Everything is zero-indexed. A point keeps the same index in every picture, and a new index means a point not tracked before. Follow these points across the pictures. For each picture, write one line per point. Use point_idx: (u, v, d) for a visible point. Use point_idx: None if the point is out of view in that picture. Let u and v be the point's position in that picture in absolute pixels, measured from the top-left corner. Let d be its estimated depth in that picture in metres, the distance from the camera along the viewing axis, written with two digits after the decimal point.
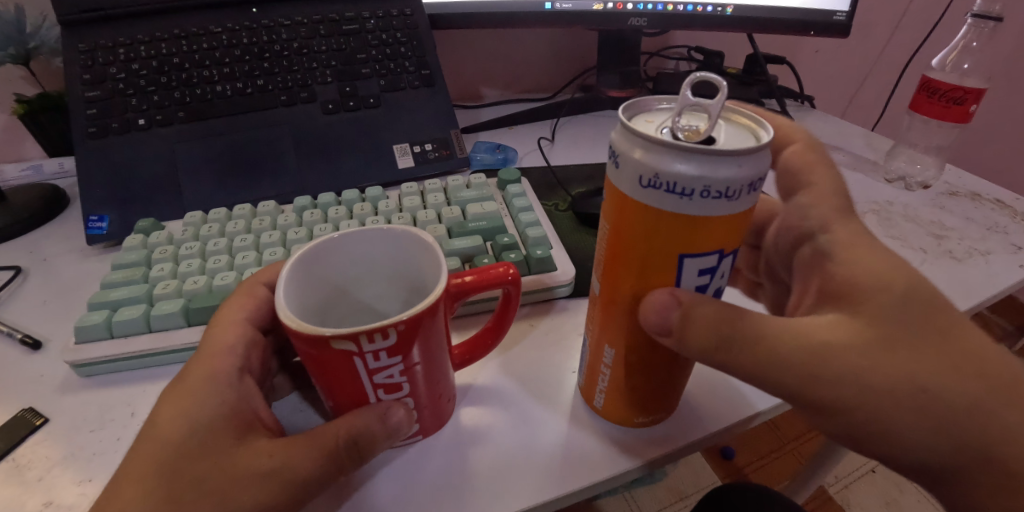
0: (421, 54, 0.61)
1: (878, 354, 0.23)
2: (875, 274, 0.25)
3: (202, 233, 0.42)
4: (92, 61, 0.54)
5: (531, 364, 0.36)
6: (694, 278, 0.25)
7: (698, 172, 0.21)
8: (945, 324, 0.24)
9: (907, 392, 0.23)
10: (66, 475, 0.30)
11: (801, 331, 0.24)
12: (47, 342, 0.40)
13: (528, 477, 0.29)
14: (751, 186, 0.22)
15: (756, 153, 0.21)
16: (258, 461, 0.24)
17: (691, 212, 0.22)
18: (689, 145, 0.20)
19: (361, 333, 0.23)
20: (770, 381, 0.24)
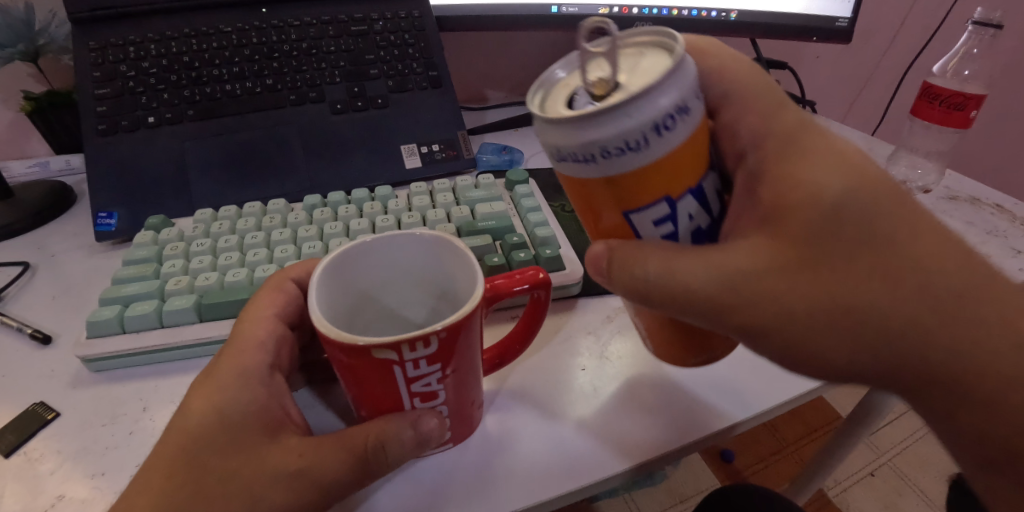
0: (428, 56, 0.61)
1: (784, 278, 0.24)
2: (803, 191, 0.24)
3: (213, 231, 0.42)
4: (102, 59, 0.54)
5: (542, 364, 0.36)
6: (653, 229, 0.25)
7: (593, 137, 0.21)
8: (877, 235, 0.24)
9: (821, 313, 0.24)
10: (79, 468, 0.30)
11: (720, 259, 0.24)
12: (57, 337, 0.40)
13: (538, 475, 0.29)
14: (659, 125, 0.21)
15: (648, 96, 0.21)
16: (287, 459, 0.24)
17: (604, 172, 0.23)
18: (575, 116, 0.21)
19: (403, 341, 0.22)
20: (689, 309, 0.25)
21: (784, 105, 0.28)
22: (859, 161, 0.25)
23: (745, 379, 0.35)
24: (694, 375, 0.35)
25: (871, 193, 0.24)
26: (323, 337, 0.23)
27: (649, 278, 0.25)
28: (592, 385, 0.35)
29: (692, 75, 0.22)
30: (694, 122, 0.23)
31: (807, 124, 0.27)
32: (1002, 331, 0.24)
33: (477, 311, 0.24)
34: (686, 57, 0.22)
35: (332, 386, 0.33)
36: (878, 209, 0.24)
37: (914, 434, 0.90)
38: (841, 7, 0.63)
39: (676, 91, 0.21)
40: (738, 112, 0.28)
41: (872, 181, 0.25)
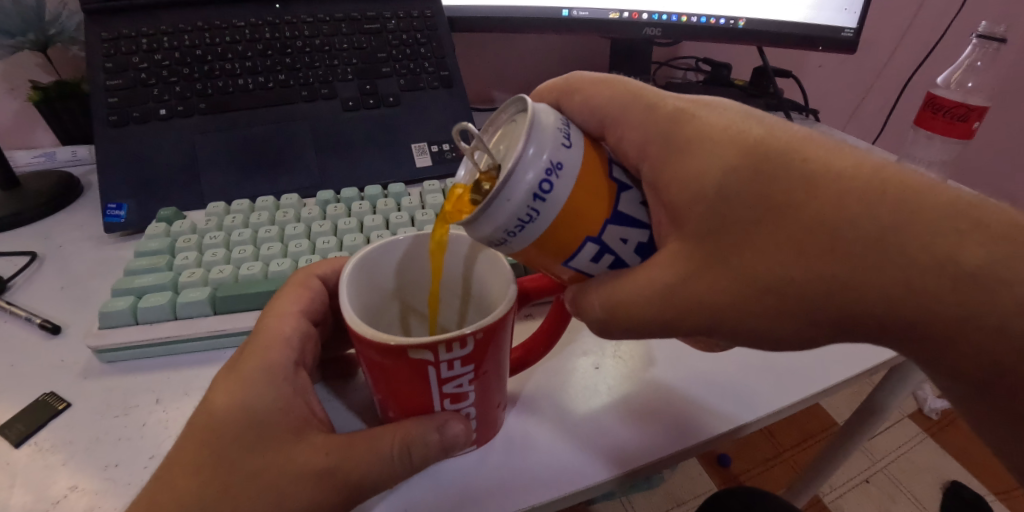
0: (440, 56, 0.61)
1: (695, 272, 0.24)
2: (688, 189, 0.24)
3: (226, 224, 0.42)
4: (115, 50, 0.54)
5: (551, 366, 0.37)
6: (589, 264, 0.26)
7: (493, 227, 0.23)
8: (765, 205, 0.23)
9: (748, 300, 0.24)
10: (89, 460, 0.30)
11: (650, 274, 0.25)
12: (66, 327, 0.39)
13: (549, 474, 0.30)
14: (537, 193, 0.23)
15: (513, 175, 0.22)
16: (314, 458, 0.24)
17: (523, 244, 0.24)
18: (470, 218, 0.23)
19: (440, 342, 0.22)
20: (645, 330, 0.26)
21: (658, 101, 0.27)
22: (744, 133, 0.25)
23: (746, 383, 0.36)
24: (700, 377, 0.36)
25: (754, 164, 0.24)
26: (358, 336, 0.23)
27: (599, 310, 0.27)
28: (601, 384, 0.35)
29: (552, 125, 0.24)
30: (575, 165, 0.24)
31: (685, 113, 0.26)
32: (943, 260, 0.21)
33: (509, 314, 0.24)
34: (539, 111, 0.24)
35: (346, 382, 0.33)
36: (761, 184, 0.23)
37: (909, 442, 0.90)
38: (848, 17, 0.64)
39: (540, 154, 0.23)
40: (619, 131, 0.27)
41: (755, 149, 0.24)
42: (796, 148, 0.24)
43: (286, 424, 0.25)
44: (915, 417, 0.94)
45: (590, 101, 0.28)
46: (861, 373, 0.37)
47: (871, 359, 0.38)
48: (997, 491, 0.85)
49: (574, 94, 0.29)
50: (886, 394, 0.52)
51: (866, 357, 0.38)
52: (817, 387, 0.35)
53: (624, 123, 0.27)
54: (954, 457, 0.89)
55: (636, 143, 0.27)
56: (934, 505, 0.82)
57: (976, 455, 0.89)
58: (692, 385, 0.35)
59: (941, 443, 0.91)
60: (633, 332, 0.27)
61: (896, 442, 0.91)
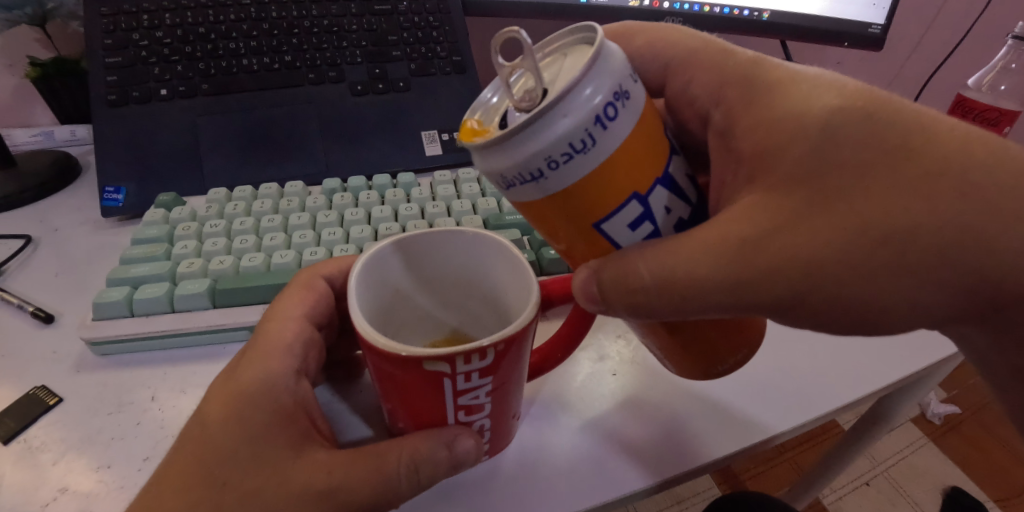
0: (453, 40, 0.58)
1: (790, 224, 0.21)
2: (787, 126, 0.22)
3: (227, 212, 0.40)
4: (114, 27, 0.52)
5: (566, 375, 0.34)
6: (627, 236, 0.23)
7: (531, 152, 0.19)
8: (883, 147, 0.21)
9: (855, 254, 0.21)
10: (80, 460, 0.28)
11: (730, 229, 0.22)
12: (60, 316, 0.38)
13: (573, 483, 0.28)
14: (600, 116, 0.19)
15: (578, 85, 0.19)
16: (314, 475, 0.22)
17: (560, 183, 0.20)
18: (505, 134, 0.19)
19: (457, 354, 0.20)
20: (706, 302, 0.22)
21: (733, 51, 0.26)
22: (845, 83, 0.24)
23: (773, 392, 0.33)
24: (723, 381, 0.34)
25: (862, 107, 0.22)
26: (369, 346, 0.21)
27: (645, 281, 0.23)
28: (617, 389, 0.33)
29: (622, 58, 0.21)
30: (639, 106, 0.21)
31: (767, 60, 0.25)
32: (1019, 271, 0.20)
33: (532, 322, 0.22)
34: (610, 41, 0.21)
35: (352, 383, 0.31)
36: (843, 132, 0.22)
37: (912, 446, 0.89)
38: (876, 13, 0.61)
39: (607, 76, 0.19)
40: (688, 75, 0.28)
41: (862, 95, 0.23)
42: (895, 100, 0.23)
43: (287, 436, 0.23)
44: (918, 421, 0.93)
45: (653, 46, 0.29)
46: (893, 383, 0.34)
47: (909, 364, 0.35)
48: (997, 498, 0.83)
49: (635, 37, 0.29)
50: (895, 404, 0.49)
51: (898, 367, 0.35)
52: (847, 397, 0.33)
53: (689, 68, 0.28)
54: (956, 463, 0.87)
55: (704, 86, 0.27)
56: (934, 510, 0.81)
57: (978, 462, 0.88)
58: (715, 389, 0.33)
59: (942, 448, 0.89)
60: (683, 309, 0.23)
61: (898, 445, 0.89)
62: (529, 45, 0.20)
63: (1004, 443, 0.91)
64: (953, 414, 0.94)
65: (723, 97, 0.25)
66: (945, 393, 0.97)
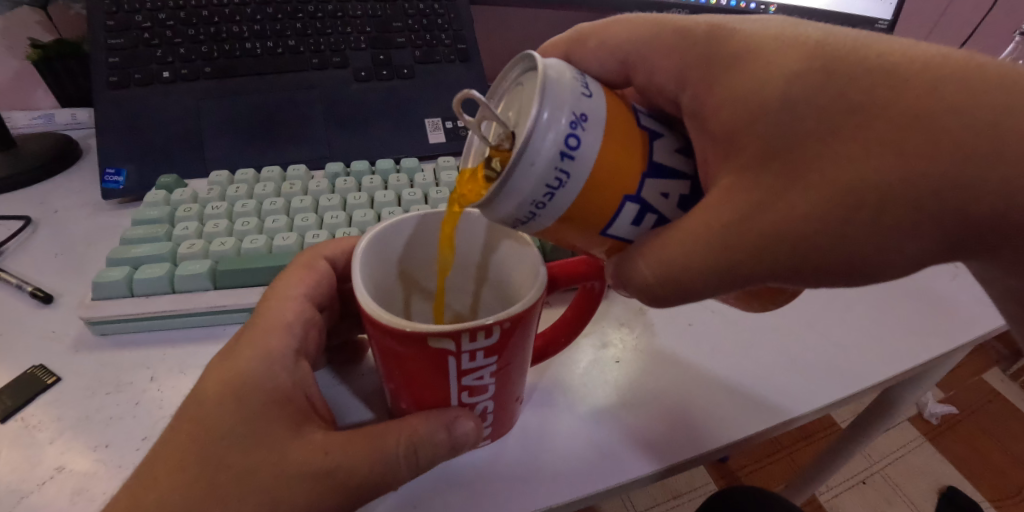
0: (458, 28, 0.58)
1: (769, 196, 0.21)
2: (744, 107, 0.21)
3: (229, 194, 0.40)
4: (117, 8, 0.51)
5: (570, 362, 0.34)
6: (629, 228, 0.23)
7: (519, 201, 0.20)
8: (844, 110, 0.20)
9: (844, 222, 0.20)
10: (79, 439, 0.28)
11: (715, 205, 0.22)
12: (59, 297, 0.37)
13: (570, 470, 0.28)
14: (564, 150, 0.20)
15: (535, 134, 0.19)
16: (312, 455, 0.22)
17: (553, 216, 0.21)
18: (488, 195, 0.20)
19: (463, 330, 0.20)
20: (708, 283, 0.22)
21: (687, 25, 0.24)
22: (800, 39, 0.22)
23: (775, 380, 0.33)
24: (728, 369, 0.34)
25: (821, 68, 0.21)
26: (372, 321, 0.21)
27: (650, 269, 0.23)
28: (621, 377, 0.33)
29: (569, 75, 0.21)
30: (600, 116, 0.21)
31: (722, 28, 0.23)
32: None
33: (538, 303, 0.22)
34: (551, 63, 0.20)
35: (353, 367, 0.30)
36: (830, 97, 0.20)
37: (908, 445, 0.89)
38: (882, 9, 0.61)
39: (561, 107, 0.20)
40: (648, 67, 0.25)
41: (818, 53, 0.21)
42: (864, 44, 0.21)
43: (285, 416, 0.22)
44: (915, 420, 0.92)
45: (608, 44, 0.26)
46: (896, 375, 0.34)
47: (913, 358, 0.35)
48: (992, 499, 0.83)
49: (586, 40, 0.27)
50: (893, 403, 0.49)
51: (901, 359, 0.35)
52: (851, 387, 0.33)
53: (648, 61, 0.25)
54: (952, 463, 0.87)
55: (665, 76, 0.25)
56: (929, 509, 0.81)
57: (973, 462, 0.88)
58: (719, 374, 0.33)
59: (939, 448, 0.89)
60: (692, 294, 0.23)
61: (895, 444, 0.89)
62: (483, 101, 0.21)
63: (1001, 445, 0.90)
64: (951, 414, 0.93)
65: (687, 78, 0.24)
66: (944, 394, 0.97)
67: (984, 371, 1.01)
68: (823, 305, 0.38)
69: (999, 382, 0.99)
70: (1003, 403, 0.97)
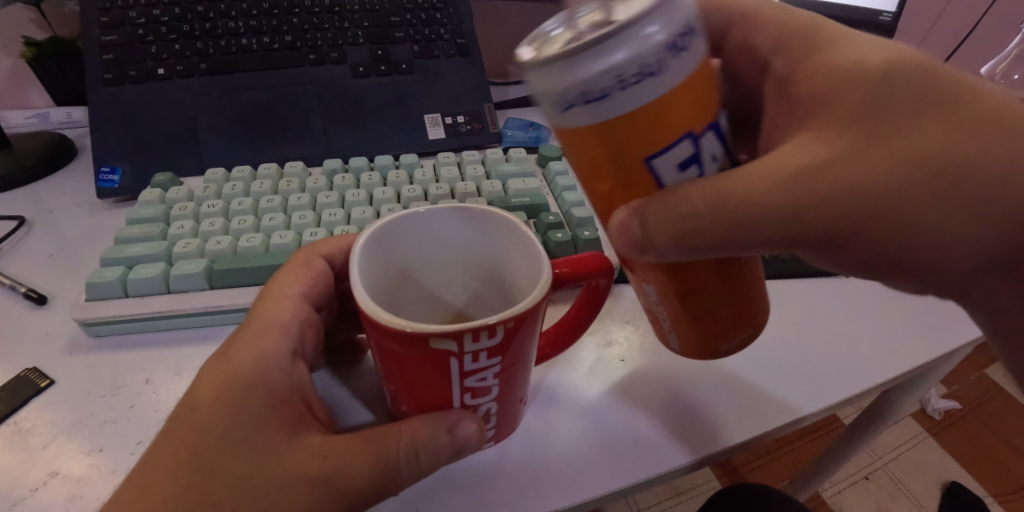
0: (457, 22, 0.57)
1: (858, 153, 0.20)
2: (846, 73, 0.21)
3: (226, 192, 0.39)
4: (110, 4, 0.50)
5: (574, 361, 0.33)
6: (673, 176, 0.20)
7: (609, 62, 0.17)
8: (930, 95, 0.21)
9: (911, 192, 0.20)
10: (72, 444, 0.27)
11: (774, 167, 0.20)
12: (53, 298, 0.37)
13: (579, 471, 0.27)
14: (676, 44, 0.17)
15: (659, 6, 0.17)
16: (309, 460, 0.21)
17: (626, 107, 0.18)
18: (577, 42, 0.16)
19: (466, 331, 0.19)
20: (760, 231, 0.21)
21: (792, 11, 0.27)
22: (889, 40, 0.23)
23: (783, 376, 0.32)
24: (736, 366, 0.33)
25: (916, 61, 0.21)
26: (371, 322, 0.20)
27: (700, 204, 0.20)
28: (626, 376, 0.32)
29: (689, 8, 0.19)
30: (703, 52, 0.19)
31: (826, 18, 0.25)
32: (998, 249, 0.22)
33: (544, 301, 0.21)
34: None
35: (352, 367, 0.30)
36: (920, 82, 0.21)
37: (911, 441, 0.88)
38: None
39: (678, 13, 0.17)
40: (746, 32, 0.28)
41: (909, 50, 0.22)
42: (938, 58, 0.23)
43: (282, 419, 0.22)
44: (918, 416, 0.92)
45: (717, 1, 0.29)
46: (905, 372, 0.33)
47: (922, 355, 0.34)
48: (995, 493, 0.83)
49: None
50: (897, 400, 0.48)
51: (912, 357, 0.34)
52: (861, 386, 0.32)
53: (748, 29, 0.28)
54: (955, 458, 0.87)
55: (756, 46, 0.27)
56: (932, 504, 0.80)
57: (977, 457, 0.87)
58: (729, 369, 0.33)
59: (942, 443, 0.89)
60: (733, 245, 0.21)
61: (898, 440, 0.88)
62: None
63: (1003, 439, 0.90)
64: (953, 409, 0.93)
65: (781, 47, 0.25)
66: (946, 389, 0.96)
67: (987, 365, 1.01)
68: (832, 303, 0.37)
69: (1002, 376, 0.99)
70: (1006, 397, 0.96)
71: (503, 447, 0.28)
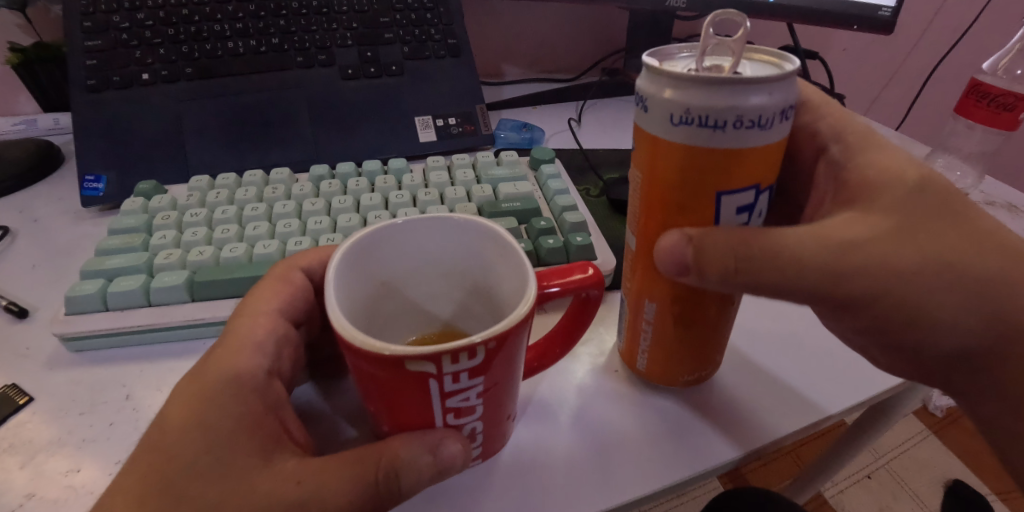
0: (448, 22, 0.56)
1: (889, 238, 0.23)
2: (888, 173, 0.25)
3: (209, 200, 0.38)
4: (93, 8, 0.49)
5: (568, 372, 0.32)
6: (732, 216, 0.22)
7: (731, 104, 0.19)
8: (948, 203, 0.24)
9: (926, 274, 0.23)
10: (49, 464, 0.27)
11: (822, 233, 0.22)
12: (35, 311, 0.36)
13: (573, 488, 0.26)
14: (783, 112, 0.20)
15: (788, 76, 0.19)
16: (281, 486, 0.20)
17: (727, 145, 0.20)
18: (717, 79, 0.19)
19: (444, 353, 0.18)
20: (796, 290, 0.22)
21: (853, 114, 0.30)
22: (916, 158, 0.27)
23: (781, 388, 0.32)
24: (734, 378, 0.32)
25: (943, 181, 0.25)
26: (346, 344, 0.19)
27: (755, 259, 0.22)
28: (621, 387, 0.31)
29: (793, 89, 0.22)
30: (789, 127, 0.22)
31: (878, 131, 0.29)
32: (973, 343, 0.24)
33: (528, 319, 0.20)
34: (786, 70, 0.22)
35: (336, 381, 0.29)
36: (942, 193, 0.24)
37: (913, 438, 0.87)
38: None
39: (796, 89, 0.20)
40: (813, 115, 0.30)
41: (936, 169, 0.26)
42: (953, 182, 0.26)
43: (257, 443, 0.21)
44: (920, 413, 0.91)
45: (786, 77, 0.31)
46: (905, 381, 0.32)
47: None
48: (1000, 491, 0.82)
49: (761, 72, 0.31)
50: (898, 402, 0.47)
51: None
52: (860, 397, 0.31)
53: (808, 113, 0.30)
54: (958, 456, 0.86)
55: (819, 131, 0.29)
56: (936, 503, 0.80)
57: (980, 455, 0.86)
58: (727, 382, 0.32)
59: (945, 441, 0.88)
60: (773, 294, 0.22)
61: (901, 438, 0.88)
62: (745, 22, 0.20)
63: None
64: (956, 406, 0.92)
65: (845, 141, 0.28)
66: None
67: None
68: None
69: None
70: None
71: (492, 464, 0.27)
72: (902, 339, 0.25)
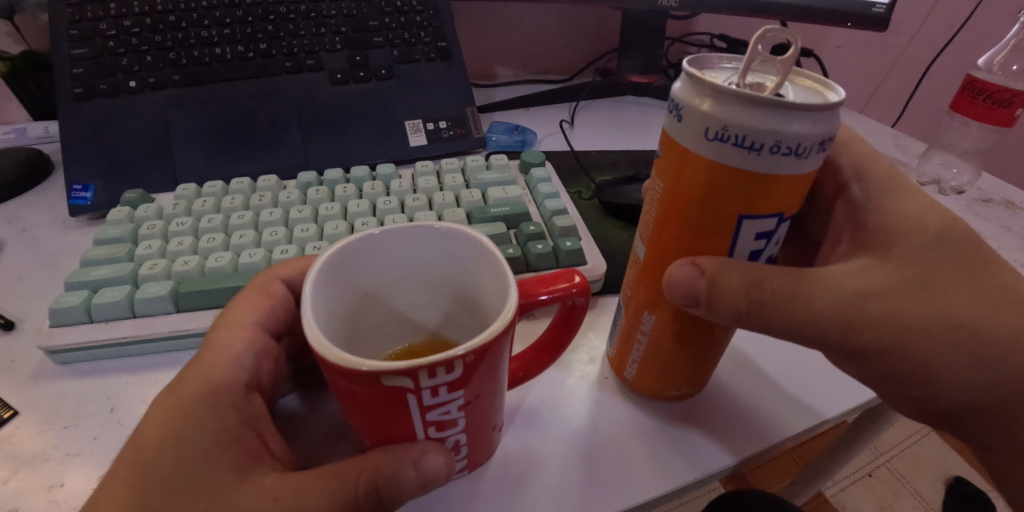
0: (437, 25, 0.56)
1: (898, 291, 0.24)
2: (908, 219, 0.25)
3: (195, 209, 0.38)
4: (79, 16, 0.49)
5: (558, 380, 0.32)
6: (749, 241, 0.22)
7: (773, 127, 0.19)
8: (964, 259, 0.25)
9: (930, 328, 0.24)
10: (31, 479, 0.26)
11: (830, 283, 0.24)
12: (21, 323, 0.36)
13: (562, 499, 0.26)
14: (822, 143, 0.20)
15: (833, 108, 0.19)
16: (259, 502, 0.20)
17: (759, 169, 0.20)
18: (762, 99, 0.18)
19: (420, 367, 0.18)
20: (805, 334, 0.23)
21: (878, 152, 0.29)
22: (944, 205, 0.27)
23: (775, 393, 0.32)
24: (727, 383, 0.32)
25: (962, 230, 0.25)
26: (322, 360, 0.19)
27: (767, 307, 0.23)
28: (612, 394, 0.31)
29: None
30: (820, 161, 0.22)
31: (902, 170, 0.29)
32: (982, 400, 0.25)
33: (509, 330, 0.20)
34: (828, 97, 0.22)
35: (321, 392, 0.29)
36: (959, 245, 0.25)
37: (914, 436, 0.87)
38: None
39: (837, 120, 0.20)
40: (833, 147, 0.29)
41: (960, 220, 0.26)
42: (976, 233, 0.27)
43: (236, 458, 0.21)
44: None
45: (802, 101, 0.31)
46: None
47: None
48: None
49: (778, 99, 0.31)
50: None
51: None
52: (854, 400, 0.31)
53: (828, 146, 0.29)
54: (959, 453, 0.86)
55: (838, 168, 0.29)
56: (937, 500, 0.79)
57: None
58: (720, 388, 0.32)
59: (945, 438, 0.88)
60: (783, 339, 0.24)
61: (901, 435, 0.87)
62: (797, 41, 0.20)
63: None
64: None
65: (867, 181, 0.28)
66: None
67: None
68: None
69: None
70: None
71: (479, 475, 0.27)
72: (907, 391, 0.25)
